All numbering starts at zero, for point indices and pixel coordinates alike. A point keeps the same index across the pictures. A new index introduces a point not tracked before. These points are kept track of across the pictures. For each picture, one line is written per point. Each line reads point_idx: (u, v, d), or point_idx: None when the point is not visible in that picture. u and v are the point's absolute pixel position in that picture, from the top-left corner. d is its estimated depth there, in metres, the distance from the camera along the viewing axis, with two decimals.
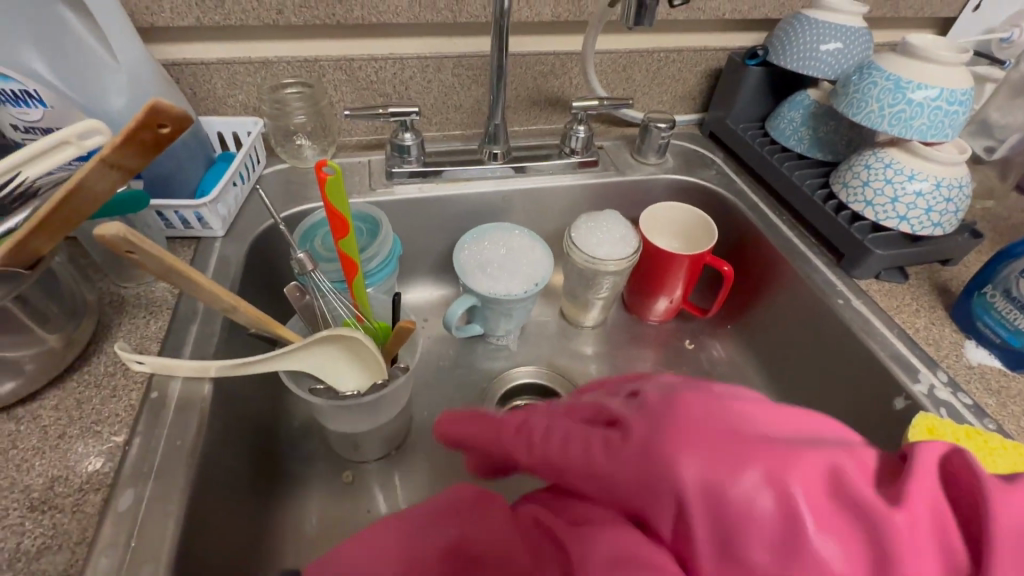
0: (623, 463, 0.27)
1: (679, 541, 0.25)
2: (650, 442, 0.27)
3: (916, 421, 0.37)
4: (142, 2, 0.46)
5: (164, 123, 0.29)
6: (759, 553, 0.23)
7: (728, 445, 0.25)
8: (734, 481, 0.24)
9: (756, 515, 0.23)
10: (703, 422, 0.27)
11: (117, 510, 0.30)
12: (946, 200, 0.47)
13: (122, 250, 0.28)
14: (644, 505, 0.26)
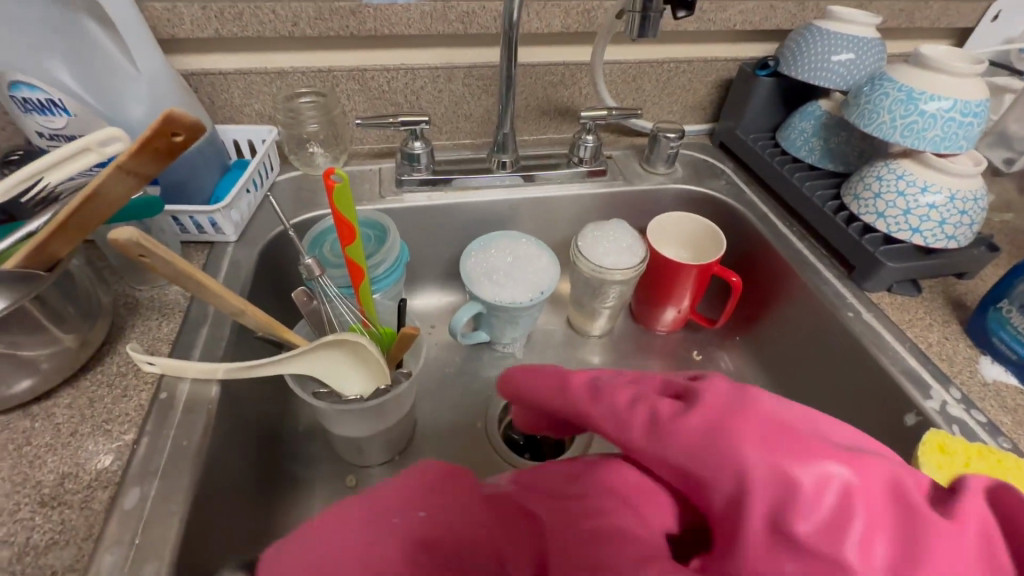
0: (678, 433, 0.25)
1: (725, 514, 0.23)
2: (716, 416, 0.25)
3: (927, 437, 0.36)
4: (164, 15, 0.48)
5: (178, 131, 0.30)
6: (814, 537, 0.21)
7: (795, 434, 0.24)
8: (795, 467, 0.23)
9: (818, 499, 0.22)
10: (771, 411, 0.25)
11: (124, 508, 0.31)
12: (960, 212, 0.46)
13: (134, 255, 0.29)
14: (695, 473, 0.24)
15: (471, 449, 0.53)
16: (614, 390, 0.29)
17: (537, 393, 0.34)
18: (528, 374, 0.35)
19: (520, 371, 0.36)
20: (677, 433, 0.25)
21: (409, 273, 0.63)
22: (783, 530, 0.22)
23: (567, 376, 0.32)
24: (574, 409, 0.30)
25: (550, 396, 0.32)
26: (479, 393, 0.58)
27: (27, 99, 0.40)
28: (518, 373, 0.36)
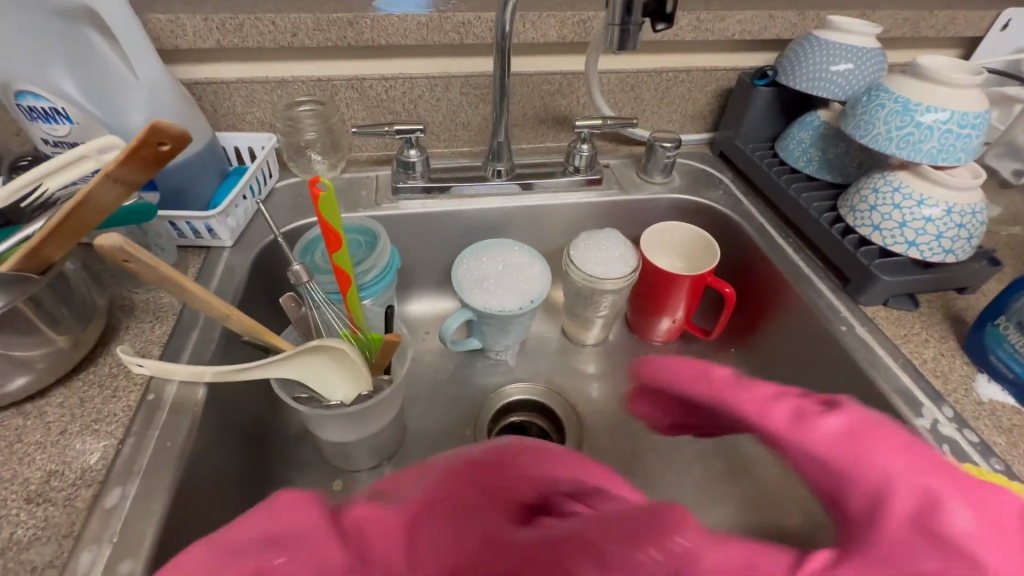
0: (850, 449, 0.31)
1: (867, 516, 0.29)
2: (858, 440, 0.31)
3: None
4: (167, 27, 0.50)
5: (163, 141, 0.31)
6: (924, 539, 0.27)
7: (937, 462, 0.29)
8: (924, 485, 0.28)
9: (939, 514, 0.27)
10: (916, 443, 0.30)
11: (105, 507, 0.32)
12: (958, 226, 0.45)
13: (120, 260, 0.30)
14: (849, 485, 0.30)
15: None
16: (761, 395, 0.38)
17: (678, 386, 0.46)
18: (663, 368, 0.48)
19: (665, 367, 0.48)
20: (740, 404, 0.38)
21: (405, 279, 0.64)
22: (926, 531, 0.27)
23: (705, 370, 0.44)
24: (688, 390, 0.45)
25: (690, 386, 0.44)
26: (470, 399, 0.58)
27: (32, 108, 0.42)
28: (657, 368, 0.50)
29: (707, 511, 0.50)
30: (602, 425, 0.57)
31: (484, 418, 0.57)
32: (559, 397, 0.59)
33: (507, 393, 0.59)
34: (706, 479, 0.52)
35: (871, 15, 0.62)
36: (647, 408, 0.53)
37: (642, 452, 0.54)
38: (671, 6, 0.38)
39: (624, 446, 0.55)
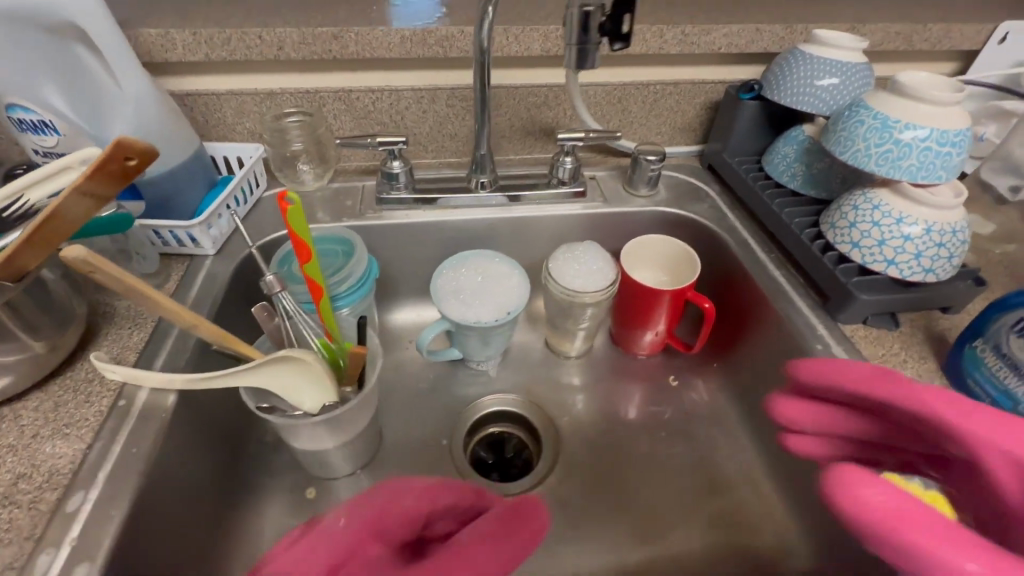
0: None
1: None
2: None
3: None
4: (157, 41, 0.51)
5: (131, 156, 0.32)
6: None
7: None
8: None
9: None
10: None
11: (68, 510, 0.33)
12: (938, 245, 0.44)
13: (85, 271, 0.31)
14: None
15: (434, 467, 0.53)
16: (927, 392, 0.33)
17: (841, 387, 0.38)
18: (816, 368, 0.40)
19: (816, 365, 0.40)
20: (912, 400, 0.33)
21: (390, 288, 0.65)
22: None
23: (880, 371, 0.37)
24: (850, 388, 0.37)
25: (845, 384, 0.38)
26: (449, 409, 0.59)
27: (21, 120, 0.43)
28: (807, 367, 0.41)
29: (680, 528, 0.49)
30: (580, 438, 0.57)
31: (461, 428, 0.57)
32: (539, 408, 0.59)
33: (484, 404, 0.60)
34: (680, 496, 0.52)
35: (862, 29, 0.61)
36: (790, 412, 0.41)
37: (618, 466, 0.54)
38: (626, 26, 0.39)
39: (600, 460, 0.54)
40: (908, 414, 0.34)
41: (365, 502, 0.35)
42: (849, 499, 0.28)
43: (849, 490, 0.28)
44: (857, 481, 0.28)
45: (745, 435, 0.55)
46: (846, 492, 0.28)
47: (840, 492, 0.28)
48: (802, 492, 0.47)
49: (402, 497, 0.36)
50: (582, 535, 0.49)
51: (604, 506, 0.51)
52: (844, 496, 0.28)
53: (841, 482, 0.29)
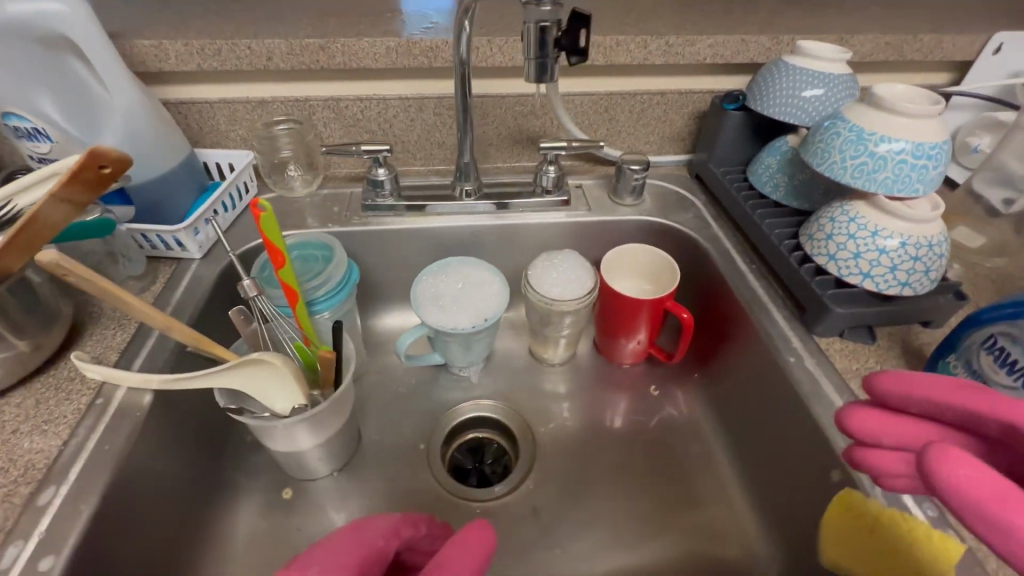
0: None
1: None
2: None
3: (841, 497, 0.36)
4: (151, 51, 0.53)
5: (105, 164, 0.33)
6: None
7: None
8: None
9: None
10: None
11: (40, 504, 0.34)
12: (913, 258, 0.44)
13: (59, 273, 0.33)
14: None
15: (410, 471, 0.54)
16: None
17: (933, 405, 0.28)
18: (890, 378, 0.31)
19: (892, 373, 0.31)
20: (1014, 414, 0.25)
21: (376, 293, 0.66)
22: None
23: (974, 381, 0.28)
24: (935, 400, 0.28)
25: (930, 398, 0.28)
26: (429, 413, 0.59)
27: (19, 128, 0.45)
28: (880, 376, 0.31)
29: (652, 539, 0.49)
30: (558, 445, 0.57)
31: (439, 433, 0.58)
32: (518, 415, 0.60)
33: (463, 410, 0.60)
34: (653, 506, 0.52)
35: (850, 40, 0.61)
36: (863, 426, 0.31)
37: (592, 475, 0.54)
38: (583, 41, 0.39)
39: (576, 469, 0.55)
40: (1004, 429, 0.25)
41: (341, 534, 0.36)
42: (949, 475, 0.24)
43: (951, 467, 0.24)
44: (958, 458, 0.24)
45: (722, 447, 0.55)
46: (948, 467, 0.24)
47: (937, 468, 0.24)
48: (773, 506, 0.47)
49: (376, 528, 0.37)
50: (553, 543, 0.49)
51: (576, 515, 0.51)
52: (943, 471, 0.24)
53: (942, 457, 0.24)
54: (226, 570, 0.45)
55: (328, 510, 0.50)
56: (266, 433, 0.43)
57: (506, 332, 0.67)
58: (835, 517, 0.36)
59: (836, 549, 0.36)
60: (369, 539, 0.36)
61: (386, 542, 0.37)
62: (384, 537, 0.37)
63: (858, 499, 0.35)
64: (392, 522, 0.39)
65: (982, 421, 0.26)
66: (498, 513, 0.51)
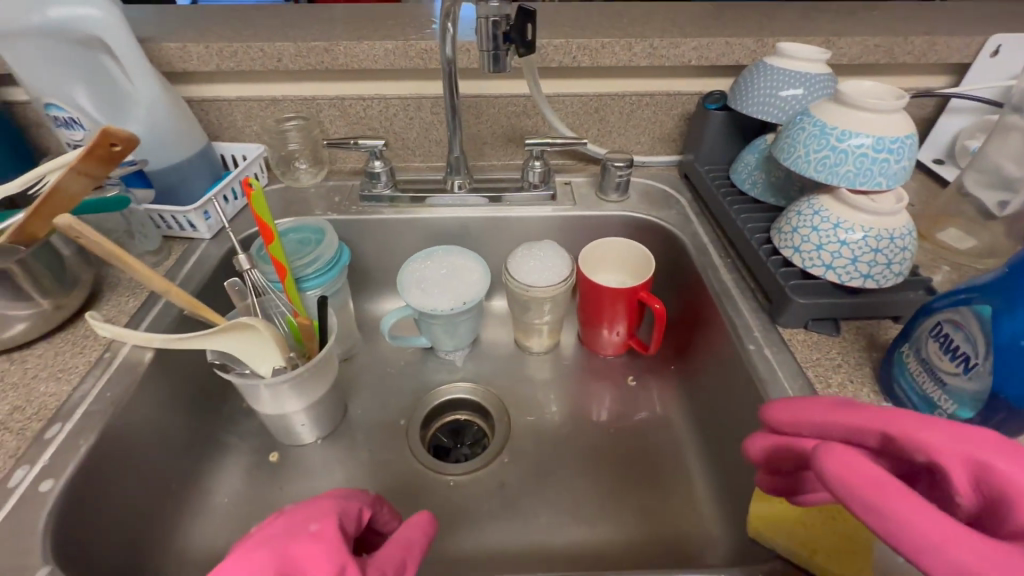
0: None
1: None
2: None
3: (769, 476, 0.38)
4: (177, 53, 0.59)
5: (115, 143, 0.38)
6: None
7: None
8: None
9: None
10: None
11: (47, 437, 0.39)
12: (874, 251, 0.44)
13: (72, 235, 0.38)
14: None
15: (390, 444, 0.57)
16: (899, 413, 0.29)
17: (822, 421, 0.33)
18: (784, 408, 0.35)
19: (786, 404, 0.35)
20: (880, 419, 0.30)
21: (372, 280, 0.70)
22: None
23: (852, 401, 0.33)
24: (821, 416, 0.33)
25: (819, 421, 0.32)
26: (414, 394, 0.62)
27: (57, 117, 0.52)
28: (777, 407, 0.35)
29: (613, 521, 0.51)
30: (532, 429, 0.59)
31: (421, 411, 0.61)
32: (497, 399, 0.62)
33: (446, 392, 0.63)
34: (617, 490, 0.53)
35: (837, 42, 0.62)
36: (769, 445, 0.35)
37: (561, 459, 0.56)
38: (529, 34, 0.45)
39: (546, 452, 0.57)
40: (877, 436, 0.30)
41: (323, 501, 0.35)
42: (836, 468, 0.27)
43: (839, 461, 0.27)
44: (845, 454, 0.27)
45: (692, 438, 0.56)
46: (835, 461, 0.27)
47: (829, 463, 0.27)
48: (732, 493, 0.47)
49: (356, 501, 0.37)
50: (516, 519, 0.51)
51: (542, 494, 0.53)
52: (830, 464, 0.27)
53: (830, 453, 0.27)
54: (212, 520, 0.49)
55: (309, 474, 0.54)
56: (250, 394, 0.47)
57: (494, 322, 0.70)
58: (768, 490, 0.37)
59: (762, 521, 0.37)
60: (351, 508, 0.36)
61: (362, 514, 0.37)
62: (362, 510, 0.37)
63: None
64: (367, 499, 0.39)
65: (861, 433, 0.30)
66: (468, 488, 0.54)
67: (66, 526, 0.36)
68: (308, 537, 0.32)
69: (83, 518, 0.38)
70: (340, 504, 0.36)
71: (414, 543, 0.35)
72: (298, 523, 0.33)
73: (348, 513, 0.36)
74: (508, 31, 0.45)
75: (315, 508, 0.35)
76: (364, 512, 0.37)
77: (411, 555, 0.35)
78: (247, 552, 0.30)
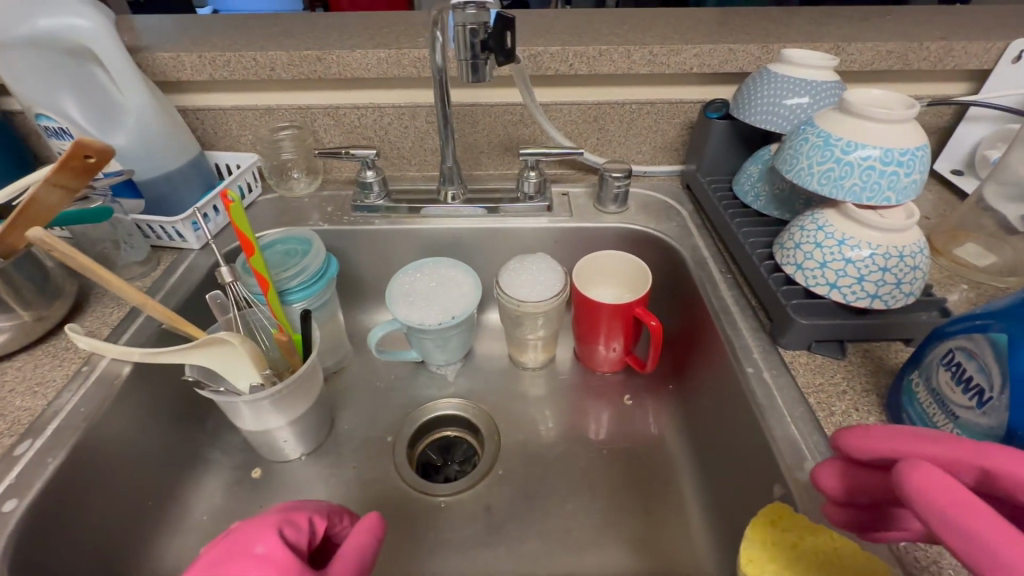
0: None
1: None
2: None
3: (758, 521, 0.35)
4: (170, 63, 0.59)
5: (90, 155, 0.38)
6: None
7: None
8: None
9: None
10: None
11: (16, 454, 0.38)
12: (882, 269, 0.41)
13: (46, 249, 0.37)
14: None
15: (376, 461, 0.56)
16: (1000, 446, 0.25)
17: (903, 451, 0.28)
18: (856, 434, 0.30)
19: (860, 430, 0.30)
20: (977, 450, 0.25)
21: (366, 291, 0.69)
22: None
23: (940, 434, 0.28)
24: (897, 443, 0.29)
25: (898, 450, 0.28)
26: (403, 409, 0.61)
27: (47, 127, 0.52)
28: (848, 433, 0.31)
29: (602, 548, 0.49)
30: (523, 448, 0.57)
31: (409, 427, 0.59)
32: (488, 415, 0.60)
33: (435, 408, 0.61)
34: (607, 516, 0.51)
35: (846, 48, 0.59)
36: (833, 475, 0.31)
37: (551, 481, 0.54)
38: (509, 42, 0.45)
39: (536, 473, 0.54)
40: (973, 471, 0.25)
41: (268, 515, 0.34)
42: (919, 480, 0.23)
43: (923, 475, 0.23)
44: (930, 469, 0.23)
45: (690, 462, 0.53)
46: (918, 474, 0.23)
47: (911, 474, 0.23)
48: (728, 522, 0.45)
49: (303, 510, 0.36)
50: (501, 543, 0.50)
51: (528, 518, 0.51)
52: (913, 477, 0.23)
53: (913, 465, 0.23)
54: (190, 537, 0.48)
55: (292, 491, 0.52)
56: (231, 411, 0.46)
57: (489, 336, 0.69)
58: (758, 534, 0.34)
59: (754, 563, 0.33)
60: (298, 520, 0.35)
61: (314, 523, 0.35)
62: (312, 519, 0.36)
63: (788, 515, 0.34)
64: (317, 506, 0.37)
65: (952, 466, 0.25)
66: (453, 509, 0.52)
67: (28, 548, 0.35)
68: (252, 559, 0.30)
69: (49, 539, 0.37)
70: (285, 517, 0.34)
71: (366, 546, 0.34)
72: (243, 541, 0.31)
73: (295, 526, 0.34)
74: (487, 39, 0.45)
75: (257, 524, 0.33)
76: (314, 522, 0.36)
77: (366, 561, 0.33)
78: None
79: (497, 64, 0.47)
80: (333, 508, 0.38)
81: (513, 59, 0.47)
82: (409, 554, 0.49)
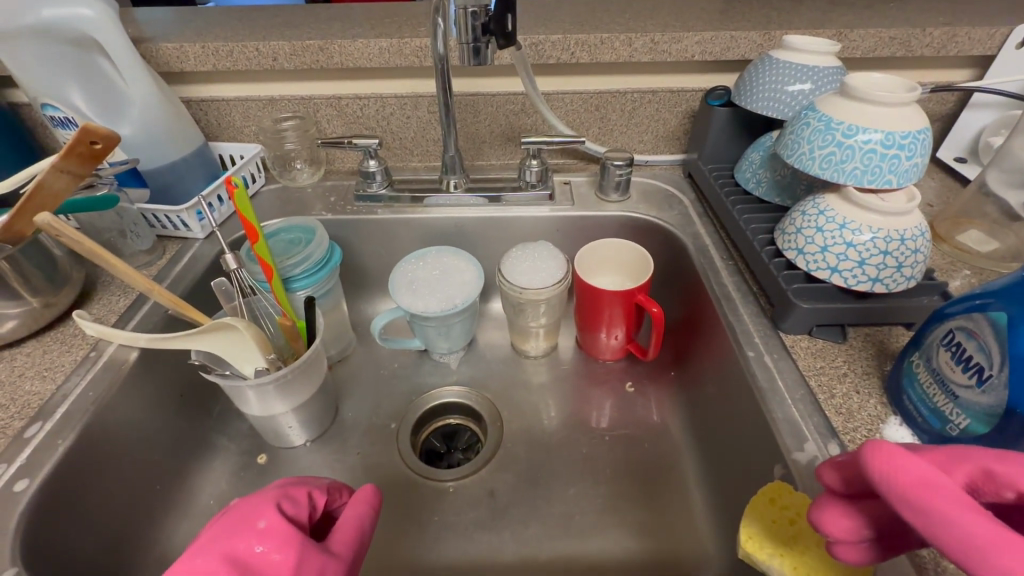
0: None
1: None
2: None
3: (755, 498, 0.36)
4: (174, 54, 0.59)
5: (95, 139, 0.38)
6: None
7: None
8: None
9: None
10: None
11: (25, 437, 0.39)
12: (883, 253, 0.41)
13: (53, 234, 0.37)
14: None
15: (380, 447, 0.56)
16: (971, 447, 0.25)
17: None
18: (843, 465, 0.29)
19: (838, 460, 0.29)
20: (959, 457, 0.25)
21: (369, 281, 0.69)
22: None
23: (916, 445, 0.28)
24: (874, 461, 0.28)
25: None
26: (407, 397, 0.61)
27: (53, 117, 0.52)
28: (827, 465, 0.29)
29: (603, 534, 0.49)
30: (526, 435, 0.57)
31: (413, 414, 0.59)
32: (491, 402, 0.60)
33: (438, 396, 0.61)
34: (608, 502, 0.51)
35: (848, 35, 0.59)
36: (829, 513, 0.28)
37: (552, 468, 0.54)
38: (509, 25, 0.45)
39: (537, 460, 0.55)
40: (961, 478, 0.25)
41: (268, 491, 0.35)
42: (879, 461, 0.24)
43: (883, 455, 0.24)
44: (891, 448, 0.24)
45: (691, 447, 0.53)
46: (880, 454, 0.24)
47: (871, 456, 0.24)
48: (730, 505, 0.45)
49: (302, 486, 0.36)
50: (504, 527, 0.50)
51: (528, 503, 0.51)
52: (873, 456, 0.24)
53: (875, 446, 0.25)
54: (196, 521, 0.49)
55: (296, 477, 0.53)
56: (236, 396, 0.46)
57: (491, 325, 0.69)
58: (760, 512, 0.35)
59: (753, 540, 0.34)
60: (297, 495, 0.35)
61: (314, 498, 0.36)
62: (311, 494, 0.36)
63: (786, 493, 0.35)
64: (316, 482, 0.38)
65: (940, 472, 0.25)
66: (454, 495, 0.52)
67: (39, 527, 0.36)
68: (256, 536, 0.31)
69: (61, 518, 0.38)
70: (284, 492, 0.35)
71: (363, 518, 0.35)
72: (246, 518, 0.32)
73: (294, 501, 0.35)
74: (487, 23, 0.46)
75: (257, 500, 0.34)
76: (313, 496, 0.36)
77: (363, 532, 0.35)
78: (190, 558, 0.30)
79: (497, 47, 0.48)
80: (330, 481, 0.39)
81: (513, 41, 0.47)
82: (413, 537, 0.50)
